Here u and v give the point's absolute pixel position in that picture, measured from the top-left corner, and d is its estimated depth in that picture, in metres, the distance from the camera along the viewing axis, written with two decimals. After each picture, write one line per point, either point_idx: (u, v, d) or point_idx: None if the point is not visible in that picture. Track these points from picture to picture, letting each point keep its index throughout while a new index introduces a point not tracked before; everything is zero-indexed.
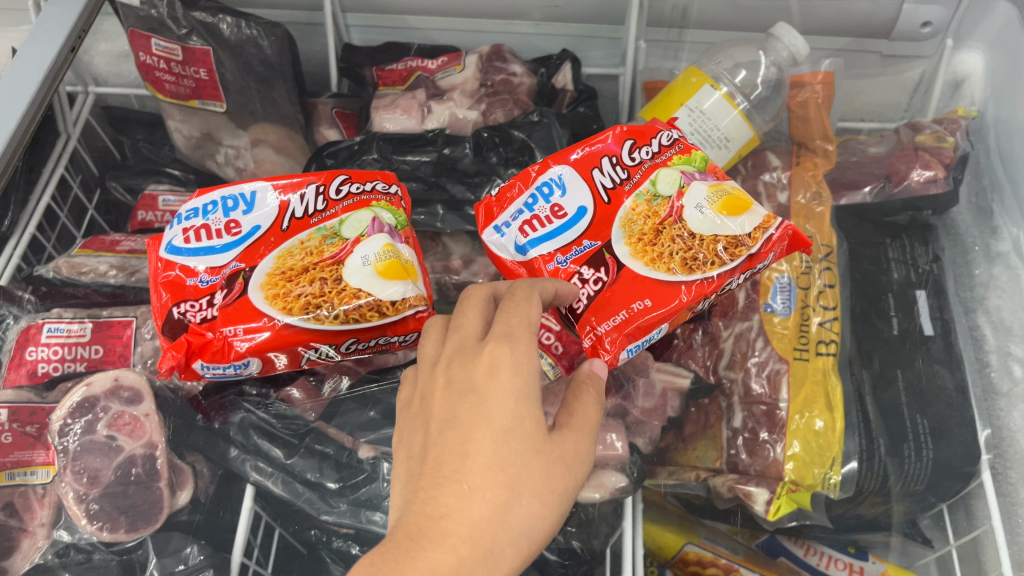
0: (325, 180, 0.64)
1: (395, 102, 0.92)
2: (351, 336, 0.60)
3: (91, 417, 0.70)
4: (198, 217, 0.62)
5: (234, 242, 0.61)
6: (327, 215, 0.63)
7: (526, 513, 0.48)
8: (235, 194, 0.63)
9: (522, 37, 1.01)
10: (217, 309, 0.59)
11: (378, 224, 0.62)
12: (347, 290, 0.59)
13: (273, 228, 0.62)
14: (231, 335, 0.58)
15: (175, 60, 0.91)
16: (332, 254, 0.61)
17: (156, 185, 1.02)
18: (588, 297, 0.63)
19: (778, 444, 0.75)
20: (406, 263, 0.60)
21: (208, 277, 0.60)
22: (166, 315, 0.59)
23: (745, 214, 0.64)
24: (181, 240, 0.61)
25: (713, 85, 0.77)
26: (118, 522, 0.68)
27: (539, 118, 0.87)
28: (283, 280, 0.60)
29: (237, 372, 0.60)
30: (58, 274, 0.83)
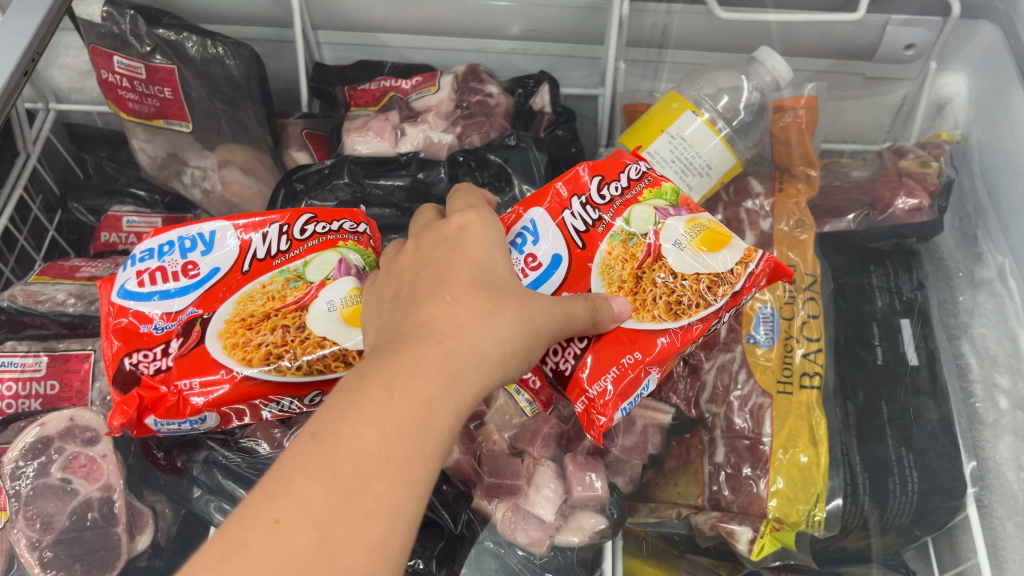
0: (289, 219, 0.61)
1: (367, 124, 0.89)
2: (314, 388, 0.58)
3: (44, 459, 0.66)
4: (153, 258, 0.59)
5: (192, 286, 0.58)
6: (291, 256, 0.60)
7: (509, 322, 0.49)
8: (193, 234, 0.60)
9: (499, 56, 0.98)
10: (172, 359, 0.56)
11: (345, 266, 0.59)
12: (310, 339, 0.57)
13: (233, 270, 0.59)
14: (186, 388, 0.55)
15: (139, 79, 0.88)
16: (295, 298, 0.58)
17: (121, 206, 0.99)
18: (574, 356, 0.61)
19: (761, 480, 0.73)
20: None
21: (163, 323, 0.57)
22: (117, 366, 0.56)
23: (726, 248, 0.62)
24: (134, 283, 0.58)
25: (694, 111, 0.75)
26: (73, 570, 0.64)
27: (516, 142, 0.85)
28: (243, 327, 0.57)
29: (193, 426, 0.57)
30: (13, 303, 0.78)
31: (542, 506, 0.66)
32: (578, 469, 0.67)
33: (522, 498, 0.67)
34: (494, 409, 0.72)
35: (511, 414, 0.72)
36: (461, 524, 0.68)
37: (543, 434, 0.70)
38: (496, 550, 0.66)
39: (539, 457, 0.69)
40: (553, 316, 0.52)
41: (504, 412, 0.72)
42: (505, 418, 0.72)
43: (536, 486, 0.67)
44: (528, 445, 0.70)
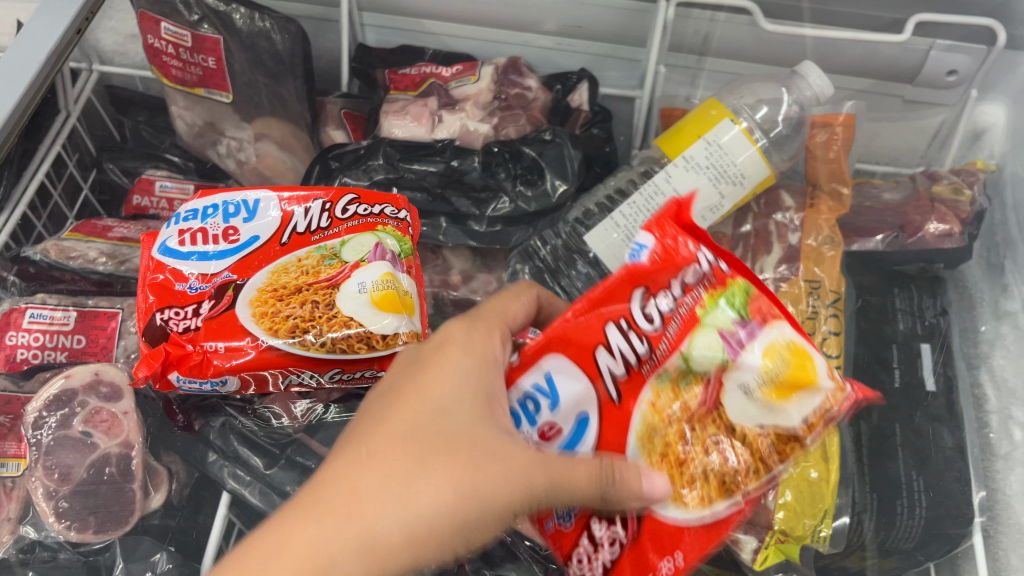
0: (333, 197, 0.62)
1: (405, 108, 0.89)
2: (336, 366, 0.58)
3: (67, 411, 0.68)
4: (196, 219, 0.60)
5: (230, 251, 0.59)
6: (330, 233, 0.60)
7: (429, 494, 0.45)
8: (238, 201, 0.61)
9: (539, 51, 0.98)
10: (202, 320, 0.56)
11: (381, 251, 0.60)
12: (338, 318, 0.56)
13: (272, 241, 0.60)
14: (212, 351, 0.55)
15: (184, 47, 0.88)
16: (328, 276, 0.58)
17: (154, 171, 1.01)
18: (604, 565, 0.52)
19: None
20: (403, 296, 0.58)
21: (198, 284, 0.57)
22: (148, 320, 0.56)
23: (806, 393, 0.46)
24: (175, 242, 0.59)
25: (733, 119, 0.76)
26: (87, 523, 0.65)
27: (551, 137, 0.85)
28: (274, 297, 0.57)
29: (214, 389, 0.57)
30: (47, 258, 0.80)
31: None
32: None
33: None
34: None
35: None
36: None
37: None
38: (503, 537, 0.67)
39: None
40: (515, 478, 0.46)
41: None
42: None
43: None
44: None
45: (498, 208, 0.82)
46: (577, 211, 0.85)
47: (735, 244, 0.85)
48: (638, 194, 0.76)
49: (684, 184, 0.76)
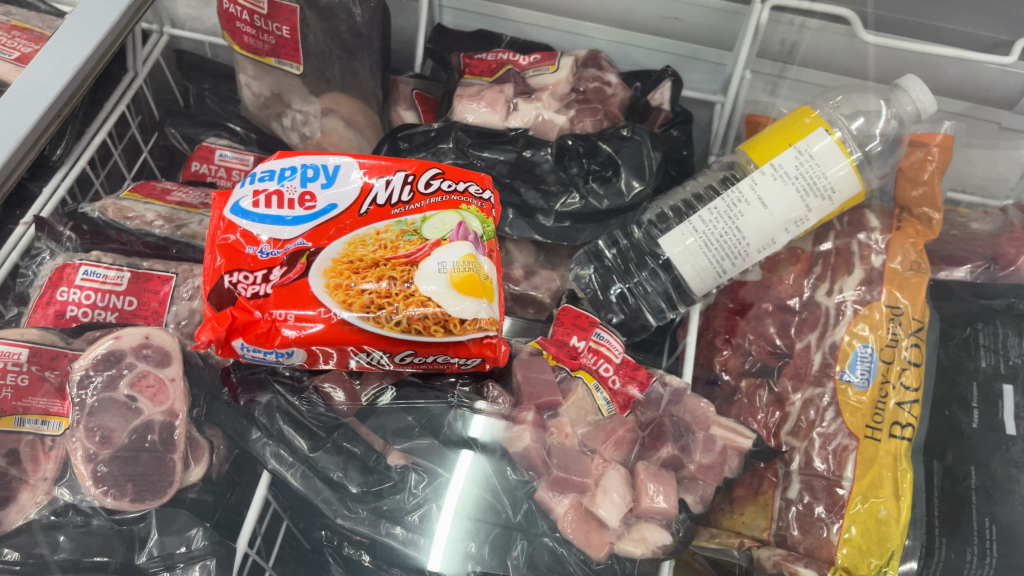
0: (416, 171, 0.59)
1: (481, 93, 0.86)
2: (409, 347, 0.54)
3: (114, 372, 0.65)
4: (272, 180, 0.57)
5: (306, 217, 0.56)
6: (411, 208, 0.57)
7: None
8: (318, 165, 0.58)
9: (619, 46, 0.95)
10: (271, 286, 0.53)
11: (463, 230, 0.57)
12: (415, 296, 0.53)
13: (350, 210, 0.57)
14: (281, 319, 0.52)
15: (260, 14, 0.85)
16: (406, 252, 0.55)
17: (216, 139, 0.99)
18: None
19: (833, 524, 0.70)
20: (484, 280, 0.55)
21: (270, 249, 0.54)
22: (216, 282, 0.54)
23: None
24: (249, 202, 0.56)
25: (828, 129, 0.71)
26: (125, 490, 0.62)
27: (629, 134, 0.82)
28: (349, 270, 0.54)
29: (279, 360, 0.54)
30: (104, 215, 0.79)
31: (607, 509, 0.63)
32: (650, 479, 0.65)
33: (588, 498, 0.64)
34: (570, 402, 0.69)
35: (587, 411, 0.69)
36: (521, 513, 0.64)
37: (618, 435, 0.68)
38: (554, 547, 0.63)
39: (609, 460, 0.67)
40: None
41: (581, 407, 0.69)
42: (580, 414, 0.69)
43: (604, 489, 0.64)
44: (601, 446, 0.67)
45: (568, 204, 0.80)
46: (651, 213, 0.82)
47: (813, 262, 0.81)
48: (721, 200, 0.73)
49: (771, 194, 0.71)
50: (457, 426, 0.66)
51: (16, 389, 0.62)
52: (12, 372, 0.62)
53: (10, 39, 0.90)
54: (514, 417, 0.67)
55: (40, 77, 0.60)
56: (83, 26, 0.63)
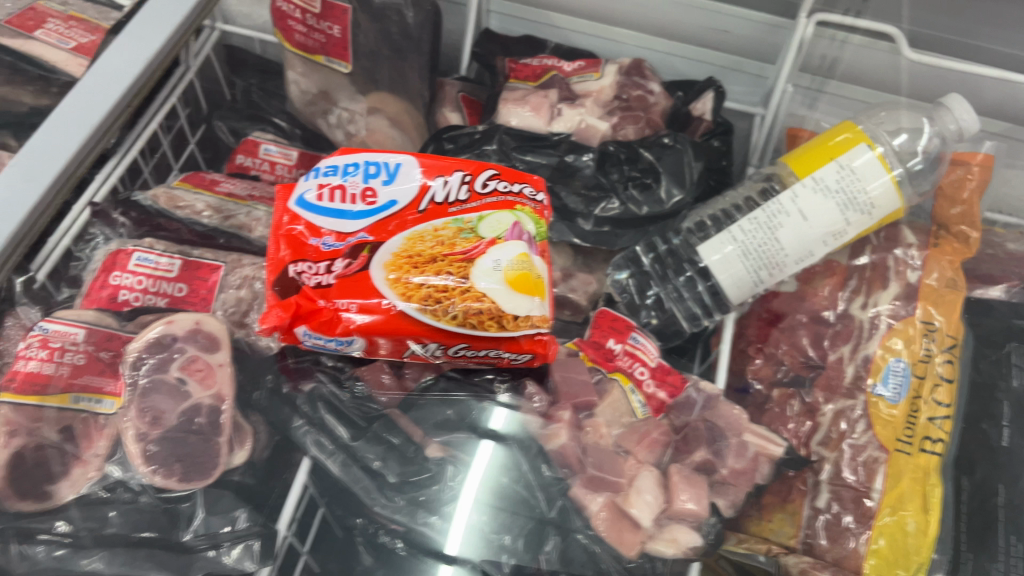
0: (473, 171, 0.61)
1: (525, 97, 0.88)
2: (463, 341, 0.55)
3: (165, 356, 0.67)
4: (336, 175, 0.60)
5: (368, 212, 0.58)
6: (468, 207, 0.59)
7: None
8: (380, 163, 0.61)
9: (662, 56, 0.98)
10: (335, 276, 0.55)
11: (518, 230, 0.58)
12: (472, 292, 0.55)
13: (410, 207, 0.59)
14: (343, 309, 0.54)
15: (312, 13, 0.87)
16: (463, 249, 0.57)
17: (261, 133, 0.99)
18: None
19: (861, 535, 0.71)
20: (537, 278, 0.57)
21: (333, 241, 0.57)
22: (280, 270, 0.56)
23: None
24: (314, 196, 0.58)
25: (869, 145, 0.72)
26: (172, 470, 0.64)
27: (671, 142, 0.84)
28: (409, 264, 0.56)
29: (338, 349, 0.56)
30: (156, 204, 0.81)
31: (640, 509, 0.65)
32: (682, 482, 0.67)
33: (621, 497, 0.66)
34: (606, 403, 0.72)
35: (622, 412, 0.72)
36: (555, 509, 0.64)
37: (652, 437, 0.70)
38: (588, 545, 0.63)
39: (642, 462, 0.69)
40: None
41: (616, 408, 0.72)
42: (616, 415, 0.72)
43: (637, 490, 0.66)
44: (635, 446, 0.70)
45: (607, 209, 0.81)
46: (691, 221, 0.83)
47: (849, 275, 0.82)
48: (761, 210, 0.74)
49: (811, 206, 0.72)
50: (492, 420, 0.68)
51: (72, 367, 0.64)
52: (70, 351, 0.65)
53: (65, 28, 0.94)
54: (554, 415, 0.69)
55: (113, 67, 0.62)
56: (155, 18, 0.65)
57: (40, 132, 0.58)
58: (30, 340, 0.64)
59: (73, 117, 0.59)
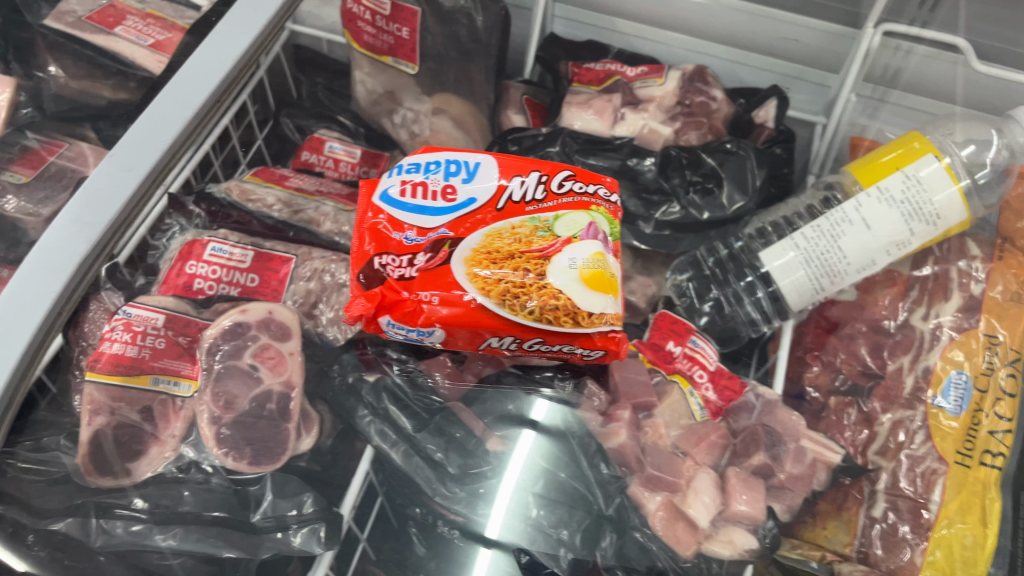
0: (550, 172, 0.63)
1: (589, 101, 0.89)
2: (538, 336, 0.57)
3: (240, 343, 0.68)
4: (419, 173, 0.62)
5: (448, 209, 0.60)
6: (544, 206, 0.61)
7: None
8: (460, 162, 0.63)
9: (726, 63, 1.00)
10: (417, 269, 0.57)
11: (593, 230, 0.60)
12: (548, 289, 0.56)
13: (488, 205, 0.61)
14: (425, 301, 0.56)
15: (382, 15, 0.91)
16: (540, 247, 0.58)
17: (326, 130, 1.00)
18: None
19: (917, 547, 0.70)
20: (611, 278, 0.58)
21: (415, 236, 0.59)
22: (366, 262, 0.58)
23: None
24: (397, 191, 0.61)
25: (936, 155, 0.72)
26: (243, 453, 0.64)
27: (734, 148, 0.85)
28: (488, 259, 0.57)
29: (418, 339, 0.58)
30: (229, 197, 0.84)
31: (698, 510, 0.66)
32: (740, 485, 0.68)
33: (679, 497, 0.67)
34: (665, 405, 0.74)
35: (681, 414, 0.74)
36: (613, 506, 0.65)
37: (710, 440, 0.71)
38: (644, 542, 0.64)
39: (700, 463, 0.70)
40: None
41: (675, 410, 0.74)
42: (674, 416, 0.74)
43: (695, 491, 0.68)
44: (692, 448, 0.71)
45: (668, 213, 0.83)
46: (752, 228, 0.84)
47: (910, 286, 0.82)
48: (825, 219, 0.74)
49: (876, 216, 0.73)
50: (556, 419, 0.68)
51: (153, 350, 0.66)
52: (151, 335, 0.67)
53: (143, 24, 0.92)
54: (613, 413, 0.71)
55: (205, 63, 0.64)
56: (245, 16, 0.68)
57: (140, 123, 0.60)
58: (114, 323, 0.66)
59: (167, 111, 0.61)
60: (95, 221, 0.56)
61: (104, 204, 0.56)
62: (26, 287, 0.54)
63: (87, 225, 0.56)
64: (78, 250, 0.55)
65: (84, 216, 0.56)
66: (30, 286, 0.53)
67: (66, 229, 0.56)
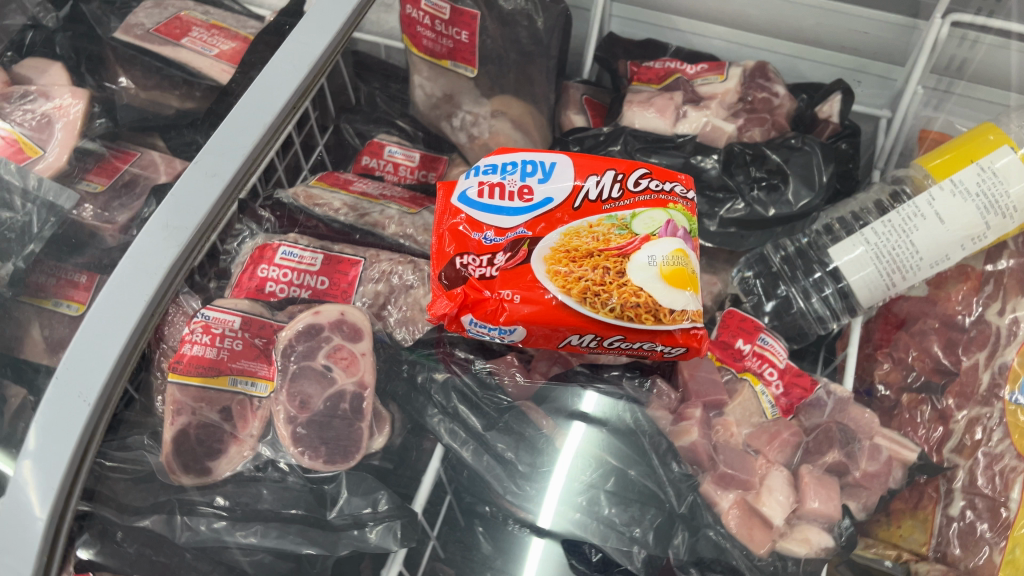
0: (625, 170, 0.63)
1: (651, 100, 0.90)
2: (619, 333, 0.57)
3: (314, 343, 0.70)
4: (496, 174, 0.63)
5: (525, 208, 0.61)
6: (621, 204, 0.61)
7: None
8: (536, 161, 0.63)
9: (787, 58, 1.00)
10: (497, 269, 0.58)
11: (672, 227, 0.60)
12: (628, 287, 0.57)
13: (565, 205, 0.61)
14: (507, 300, 0.57)
15: (441, 19, 0.95)
16: (618, 245, 0.59)
17: (386, 135, 1.00)
18: None
19: (996, 548, 0.69)
20: (691, 274, 0.59)
21: (493, 236, 0.60)
22: (447, 263, 0.59)
23: None
24: (474, 192, 0.62)
25: (1012, 146, 0.71)
26: (319, 452, 0.65)
27: (799, 144, 0.85)
28: (567, 258, 0.58)
29: (499, 338, 0.59)
30: (296, 202, 0.85)
31: (772, 507, 0.66)
32: (814, 484, 0.68)
33: (752, 495, 0.67)
34: (736, 402, 0.73)
35: (752, 412, 0.73)
36: (686, 505, 0.64)
37: (782, 438, 0.71)
38: (719, 540, 0.63)
39: (772, 461, 0.70)
40: None
41: (746, 408, 0.73)
42: (745, 414, 0.73)
43: (769, 489, 0.67)
44: (764, 446, 0.71)
45: (733, 210, 0.82)
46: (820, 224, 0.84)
47: (984, 281, 0.80)
48: (897, 213, 0.73)
49: (949, 209, 0.71)
50: (626, 416, 0.68)
51: (231, 352, 0.67)
52: (228, 337, 0.68)
53: (208, 35, 0.95)
54: (684, 412, 0.71)
55: (279, 72, 0.67)
56: (315, 27, 0.71)
57: (221, 132, 0.62)
58: (194, 326, 0.66)
59: (246, 118, 0.64)
60: (183, 226, 0.58)
61: (190, 210, 0.59)
62: (121, 290, 0.56)
63: (175, 231, 0.58)
64: (169, 253, 0.57)
65: (172, 222, 0.58)
66: (125, 290, 0.55)
67: (156, 234, 0.58)
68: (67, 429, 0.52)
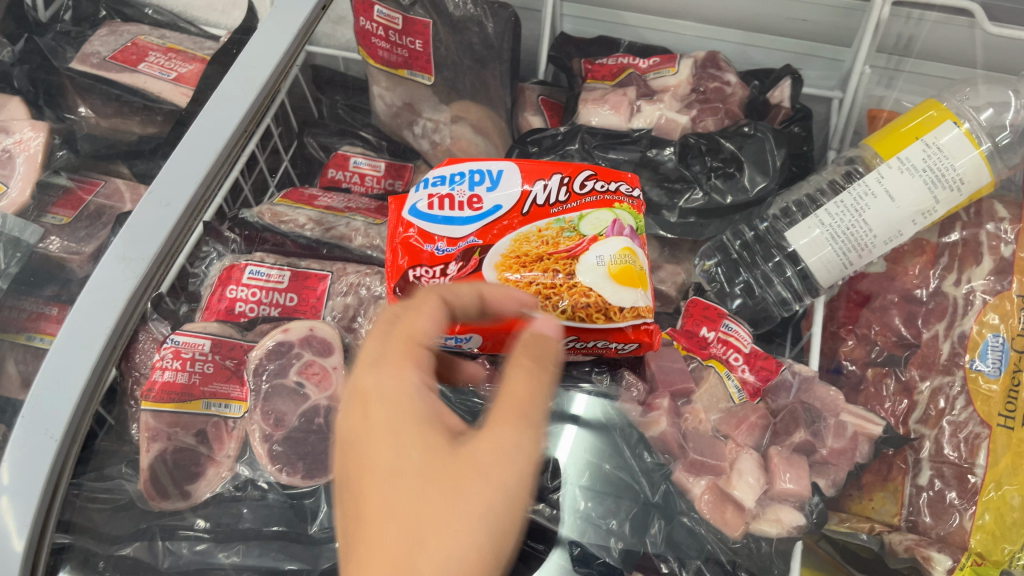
0: (571, 173, 0.64)
1: (605, 97, 0.91)
2: (572, 333, 0.60)
3: (285, 361, 0.71)
4: (445, 185, 0.64)
5: (475, 217, 0.62)
6: (568, 207, 0.62)
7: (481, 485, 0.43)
8: (483, 169, 0.64)
9: (737, 47, 1.02)
10: (450, 279, 0.61)
11: (618, 226, 0.62)
12: (578, 287, 0.59)
13: (513, 211, 0.62)
14: None
15: (394, 29, 0.93)
16: (567, 247, 0.61)
17: (350, 146, 1.01)
18: None
19: (966, 512, 0.71)
20: (638, 271, 0.61)
21: (445, 247, 0.61)
22: (401, 276, 0.61)
23: None
24: (425, 205, 0.63)
25: (955, 121, 0.72)
26: (297, 467, 0.66)
27: (752, 131, 0.87)
28: (517, 264, 0.61)
29: None
30: (260, 219, 0.84)
31: (743, 491, 0.67)
32: (783, 464, 0.70)
33: (724, 480, 0.68)
34: (703, 389, 0.75)
35: (719, 398, 0.75)
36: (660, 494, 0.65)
37: (750, 421, 0.73)
38: (693, 527, 0.64)
39: (742, 445, 0.72)
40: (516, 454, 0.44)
41: (713, 395, 0.75)
42: (713, 400, 0.75)
43: (739, 472, 0.69)
44: (733, 431, 0.73)
45: (691, 200, 0.84)
46: (775, 208, 0.86)
47: (940, 253, 0.82)
48: (847, 193, 0.75)
49: (898, 186, 0.73)
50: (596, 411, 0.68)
51: (202, 375, 0.68)
52: (199, 361, 0.68)
53: (165, 59, 0.95)
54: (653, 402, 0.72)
55: (228, 97, 0.67)
56: (263, 48, 0.71)
57: (174, 159, 0.63)
58: (164, 352, 0.66)
59: (197, 143, 0.64)
60: (140, 256, 0.58)
61: (147, 240, 0.59)
62: (81, 323, 0.56)
63: (133, 262, 0.58)
64: (126, 284, 0.57)
65: (129, 253, 0.59)
66: (85, 322, 0.56)
67: (113, 266, 0.58)
68: (37, 465, 0.53)
